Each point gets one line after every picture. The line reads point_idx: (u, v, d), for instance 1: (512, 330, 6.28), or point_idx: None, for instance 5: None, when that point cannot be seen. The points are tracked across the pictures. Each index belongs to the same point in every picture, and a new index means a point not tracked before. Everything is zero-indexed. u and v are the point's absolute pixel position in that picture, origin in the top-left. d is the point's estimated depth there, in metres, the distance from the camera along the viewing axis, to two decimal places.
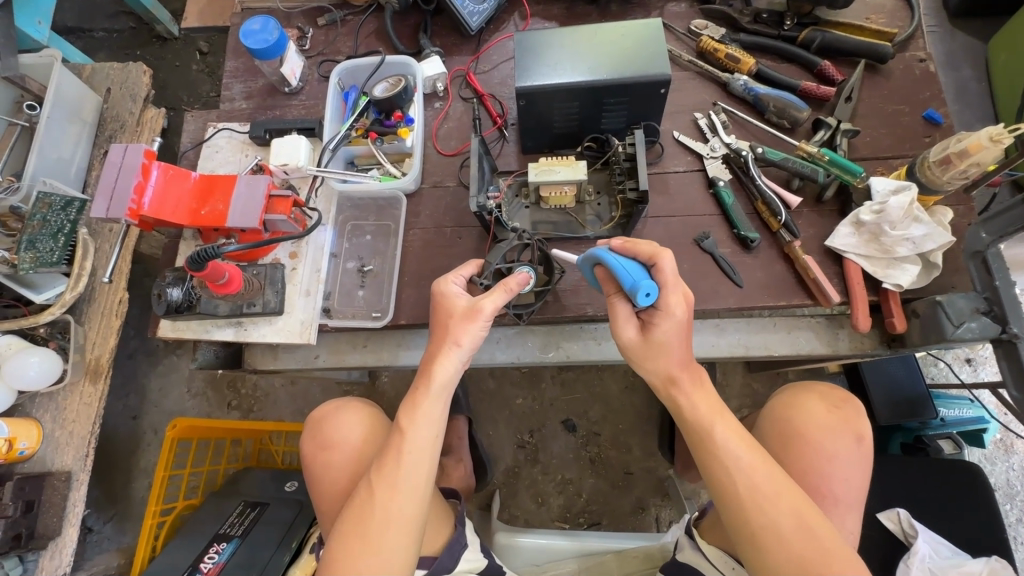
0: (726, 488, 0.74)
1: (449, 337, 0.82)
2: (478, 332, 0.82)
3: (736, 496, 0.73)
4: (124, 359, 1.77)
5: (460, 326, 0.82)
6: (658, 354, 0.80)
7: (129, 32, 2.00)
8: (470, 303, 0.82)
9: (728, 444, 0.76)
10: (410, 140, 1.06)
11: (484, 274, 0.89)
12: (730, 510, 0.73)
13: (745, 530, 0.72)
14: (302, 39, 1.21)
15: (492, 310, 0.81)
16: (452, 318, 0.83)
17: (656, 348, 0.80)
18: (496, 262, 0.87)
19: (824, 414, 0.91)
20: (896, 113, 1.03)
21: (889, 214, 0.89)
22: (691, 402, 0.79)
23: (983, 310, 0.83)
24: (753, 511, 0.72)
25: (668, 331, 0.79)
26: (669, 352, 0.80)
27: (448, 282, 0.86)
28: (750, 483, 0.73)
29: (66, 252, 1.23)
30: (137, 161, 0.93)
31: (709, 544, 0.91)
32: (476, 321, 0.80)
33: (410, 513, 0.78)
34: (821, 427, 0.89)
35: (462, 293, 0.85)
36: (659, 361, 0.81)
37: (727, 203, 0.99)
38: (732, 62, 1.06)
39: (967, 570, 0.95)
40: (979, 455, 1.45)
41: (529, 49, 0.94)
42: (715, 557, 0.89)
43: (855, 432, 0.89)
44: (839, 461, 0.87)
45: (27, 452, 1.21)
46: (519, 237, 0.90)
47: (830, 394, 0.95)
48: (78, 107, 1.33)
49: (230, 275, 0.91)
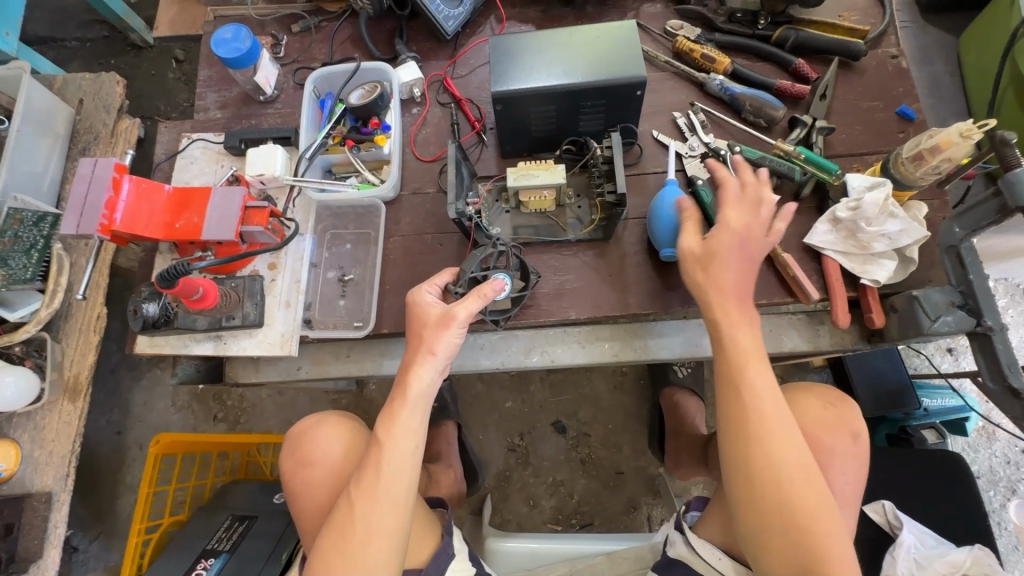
0: (763, 434, 0.74)
1: (424, 347, 0.82)
2: (453, 338, 0.81)
3: (751, 432, 0.74)
4: (107, 374, 1.74)
5: (433, 335, 0.82)
6: (717, 265, 0.80)
7: (102, 41, 1.97)
8: (443, 310, 0.83)
9: (759, 384, 0.76)
10: (388, 147, 1.05)
11: (460, 282, 0.89)
12: (764, 463, 0.73)
13: (774, 482, 0.72)
14: (277, 46, 1.19)
15: (466, 317, 0.81)
16: (425, 326, 0.83)
17: (717, 258, 0.80)
18: (470, 270, 0.87)
19: (822, 413, 0.91)
20: (870, 110, 1.04)
21: (864, 210, 0.89)
22: (748, 336, 0.78)
23: (958, 304, 0.84)
24: (761, 451, 0.73)
25: (730, 242, 0.80)
26: (724, 264, 0.80)
27: (422, 292, 0.86)
28: (771, 425, 0.74)
29: (40, 268, 1.23)
30: (108, 175, 0.90)
31: (702, 538, 0.91)
32: (449, 327, 0.80)
33: (392, 527, 0.78)
34: (822, 425, 0.90)
35: (436, 302, 0.85)
36: (718, 269, 0.80)
37: (705, 200, 0.98)
38: (707, 63, 1.06)
39: (951, 560, 0.96)
40: (961, 444, 1.47)
41: (505, 53, 0.94)
42: (703, 550, 0.89)
43: (852, 430, 0.90)
44: (838, 456, 0.88)
45: (4, 474, 1.19)
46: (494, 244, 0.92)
47: (827, 393, 0.95)
48: (49, 119, 1.31)
49: (205, 290, 0.90)
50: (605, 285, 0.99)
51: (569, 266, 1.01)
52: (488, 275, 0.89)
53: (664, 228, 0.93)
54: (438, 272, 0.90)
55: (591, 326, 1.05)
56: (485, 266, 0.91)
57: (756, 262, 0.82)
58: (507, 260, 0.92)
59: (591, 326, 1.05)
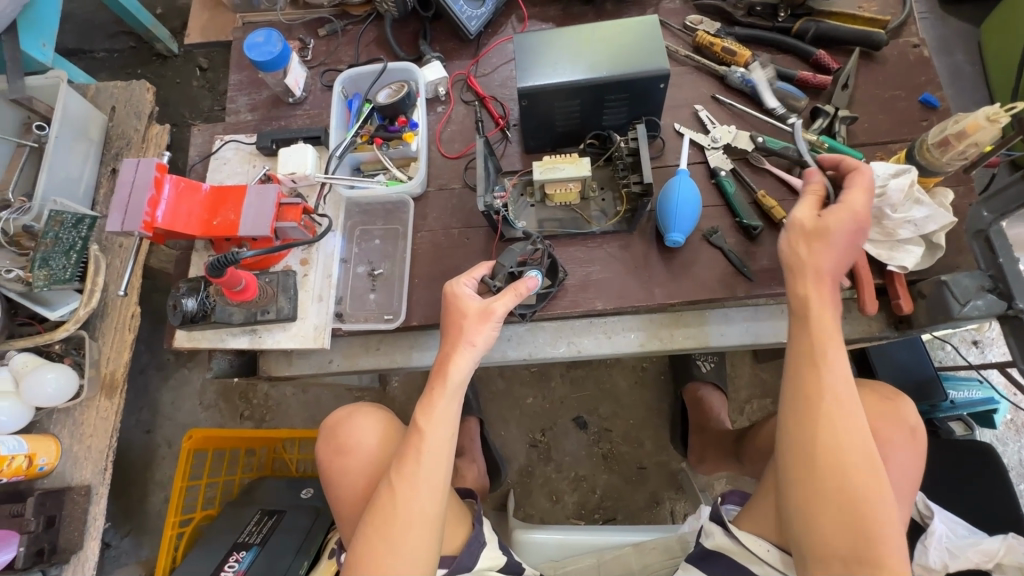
0: (828, 404, 0.74)
1: (463, 339, 0.85)
2: (491, 331, 0.85)
3: (817, 403, 0.74)
4: (137, 374, 1.79)
5: (473, 327, 0.85)
6: (824, 241, 0.78)
7: (129, 52, 2.04)
8: (483, 304, 0.86)
9: (834, 383, 0.75)
10: (415, 144, 1.07)
11: (496, 275, 0.92)
12: (827, 435, 0.73)
13: (835, 456, 0.72)
14: (304, 50, 1.23)
15: (504, 313, 0.86)
16: (465, 318, 0.86)
17: (826, 238, 0.77)
18: (508, 264, 0.91)
19: (874, 408, 0.91)
20: (892, 99, 1.04)
21: (889, 197, 0.89)
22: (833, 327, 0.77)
23: (989, 288, 0.84)
24: (829, 454, 0.72)
25: (843, 219, 0.77)
26: (830, 245, 0.77)
27: (460, 284, 0.89)
28: (840, 430, 0.73)
29: (79, 269, 1.26)
30: (150, 175, 0.93)
31: (745, 532, 0.90)
32: (488, 322, 0.84)
33: (431, 512, 0.82)
34: (878, 418, 0.90)
35: (473, 294, 0.88)
36: (823, 250, 0.77)
37: (729, 192, 1.01)
38: (728, 56, 1.08)
39: (984, 549, 0.96)
40: (990, 437, 1.46)
41: (530, 50, 0.96)
42: (752, 543, 0.87)
43: (908, 425, 0.90)
44: (893, 456, 0.88)
45: (46, 468, 1.24)
46: (530, 241, 0.96)
47: (881, 390, 0.95)
48: (85, 126, 1.36)
49: (246, 283, 0.93)
50: (630, 277, 1.01)
51: (595, 258, 1.02)
52: (523, 272, 0.93)
53: (678, 217, 0.96)
54: (475, 265, 0.93)
55: (616, 318, 1.06)
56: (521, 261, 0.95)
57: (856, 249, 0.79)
58: (541, 256, 0.96)
59: (616, 318, 1.06)
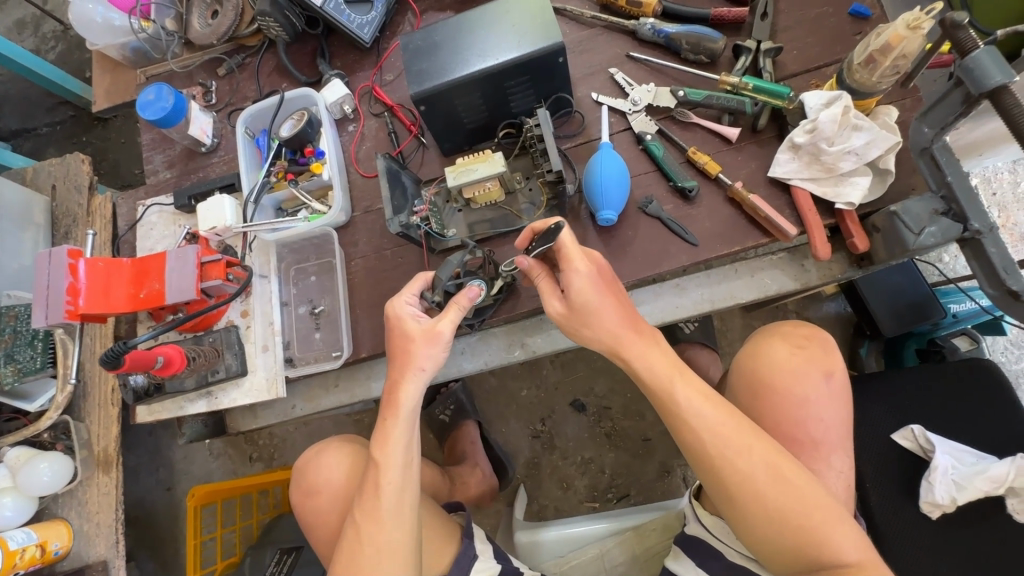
0: (687, 447, 0.74)
1: (413, 363, 0.81)
2: (441, 352, 0.81)
3: (685, 445, 0.74)
4: (145, 436, 1.83)
5: (421, 351, 0.80)
6: (590, 319, 0.78)
7: (70, 121, 2.02)
8: (427, 325, 0.81)
9: (713, 436, 0.72)
10: (326, 173, 1.04)
11: (435, 290, 0.87)
12: (707, 471, 0.73)
13: (719, 486, 0.72)
14: (208, 94, 1.18)
15: (452, 331, 0.81)
16: (412, 342, 0.81)
17: (585, 317, 0.78)
18: (445, 279, 0.85)
19: (795, 343, 0.87)
20: (820, 17, 0.95)
21: (822, 130, 0.84)
22: (660, 366, 0.77)
23: (942, 211, 0.77)
24: (754, 503, 0.70)
25: (583, 290, 0.77)
26: (601, 312, 0.77)
27: (401, 304, 0.83)
28: (748, 474, 0.71)
29: (48, 356, 1.28)
30: (63, 261, 0.90)
31: (711, 514, 0.87)
32: (436, 344, 0.80)
33: (401, 542, 0.78)
34: (788, 371, 0.84)
35: (417, 314, 0.83)
36: (595, 325, 0.78)
37: (658, 156, 0.94)
38: (635, 8, 1.00)
39: (993, 476, 0.87)
40: (1001, 344, 1.38)
41: (419, 50, 0.90)
42: (717, 528, 0.85)
43: (824, 368, 0.84)
44: (815, 404, 0.82)
45: (61, 551, 1.28)
46: (467, 250, 0.91)
47: (792, 334, 0.89)
48: (26, 212, 1.35)
49: (166, 357, 0.92)
50: None
51: None
52: (462, 285, 0.87)
53: (607, 196, 0.89)
54: (414, 280, 0.87)
55: None
56: (458, 273, 0.88)
57: (618, 289, 0.79)
58: (482, 262, 0.92)
59: None
